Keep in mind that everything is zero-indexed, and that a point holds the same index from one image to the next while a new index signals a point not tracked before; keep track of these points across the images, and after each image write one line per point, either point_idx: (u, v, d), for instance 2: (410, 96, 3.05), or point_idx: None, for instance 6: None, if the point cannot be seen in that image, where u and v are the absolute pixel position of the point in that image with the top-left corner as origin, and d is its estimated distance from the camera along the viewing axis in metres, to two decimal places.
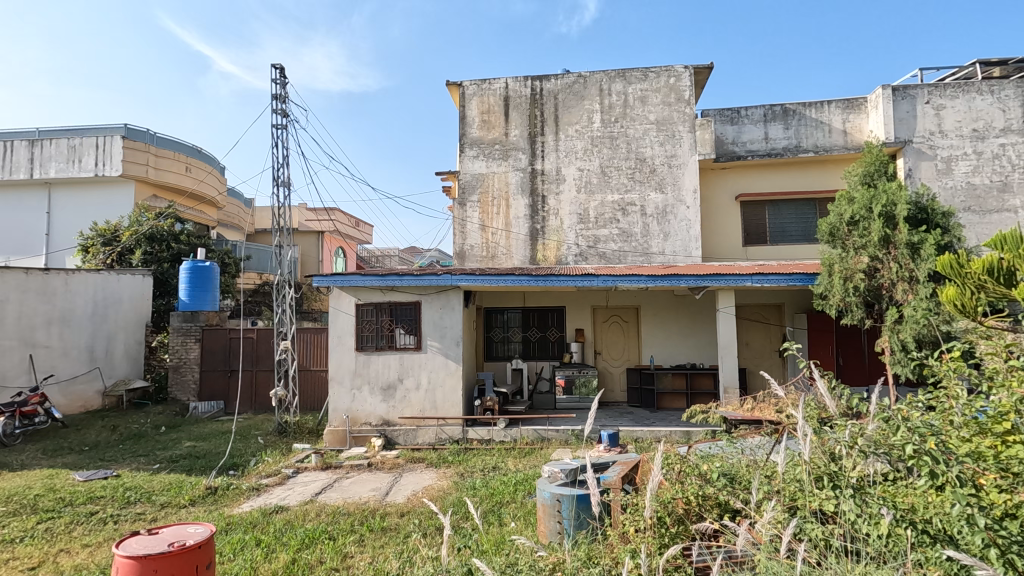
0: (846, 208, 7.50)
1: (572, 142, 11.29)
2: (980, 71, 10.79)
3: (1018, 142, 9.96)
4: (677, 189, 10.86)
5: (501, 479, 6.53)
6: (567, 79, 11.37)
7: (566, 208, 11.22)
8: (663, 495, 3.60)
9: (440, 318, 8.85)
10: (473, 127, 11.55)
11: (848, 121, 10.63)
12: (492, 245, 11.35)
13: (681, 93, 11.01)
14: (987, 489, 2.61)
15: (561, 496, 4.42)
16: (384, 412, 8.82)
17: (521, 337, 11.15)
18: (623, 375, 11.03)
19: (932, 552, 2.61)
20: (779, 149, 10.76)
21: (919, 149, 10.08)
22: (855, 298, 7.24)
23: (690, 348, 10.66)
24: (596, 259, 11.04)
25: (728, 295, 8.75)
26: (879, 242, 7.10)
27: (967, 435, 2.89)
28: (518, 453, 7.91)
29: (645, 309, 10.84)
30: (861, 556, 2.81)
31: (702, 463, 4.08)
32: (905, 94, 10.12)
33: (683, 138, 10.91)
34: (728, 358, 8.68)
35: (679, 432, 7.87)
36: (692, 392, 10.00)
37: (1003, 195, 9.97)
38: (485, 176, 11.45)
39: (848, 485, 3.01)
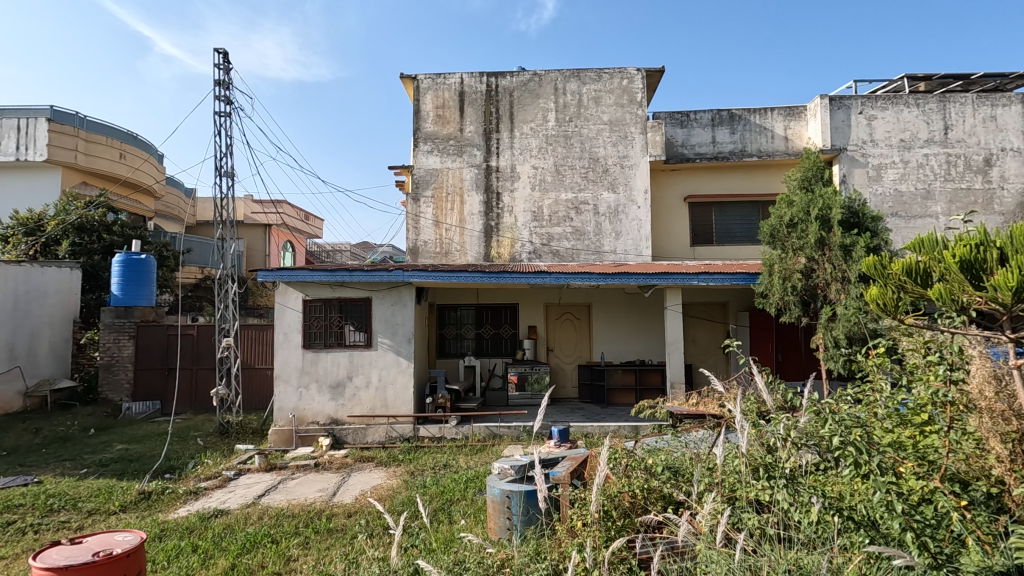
0: (785, 211, 7.87)
1: (526, 140, 11.32)
2: (907, 85, 11.50)
3: (939, 153, 10.69)
4: (629, 189, 11.08)
5: (452, 477, 6.50)
6: (522, 77, 11.38)
7: (520, 206, 11.25)
8: (610, 489, 3.68)
9: (391, 314, 8.70)
10: (427, 122, 11.41)
11: (789, 128, 11.13)
12: (446, 241, 11.28)
13: (633, 95, 11.22)
14: (907, 476, 2.76)
15: (511, 492, 4.43)
16: (332, 411, 8.62)
17: (474, 334, 11.15)
18: (574, 371, 11.18)
19: (857, 538, 2.77)
20: (725, 152, 11.16)
21: (853, 157, 10.67)
22: (792, 297, 7.62)
23: (639, 345, 10.92)
24: (549, 257, 11.13)
25: (675, 293, 9.02)
26: (815, 244, 7.48)
27: (889, 426, 3.06)
28: (470, 451, 7.87)
29: (596, 307, 11.01)
30: (793, 543, 2.97)
31: (647, 458, 4.20)
32: (841, 104, 10.69)
33: (634, 140, 11.13)
34: (675, 355, 8.94)
35: (627, 427, 8.04)
36: (641, 388, 10.19)
37: (926, 202, 10.68)
38: (439, 172, 11.35)
39: (782, 475, 3.15)
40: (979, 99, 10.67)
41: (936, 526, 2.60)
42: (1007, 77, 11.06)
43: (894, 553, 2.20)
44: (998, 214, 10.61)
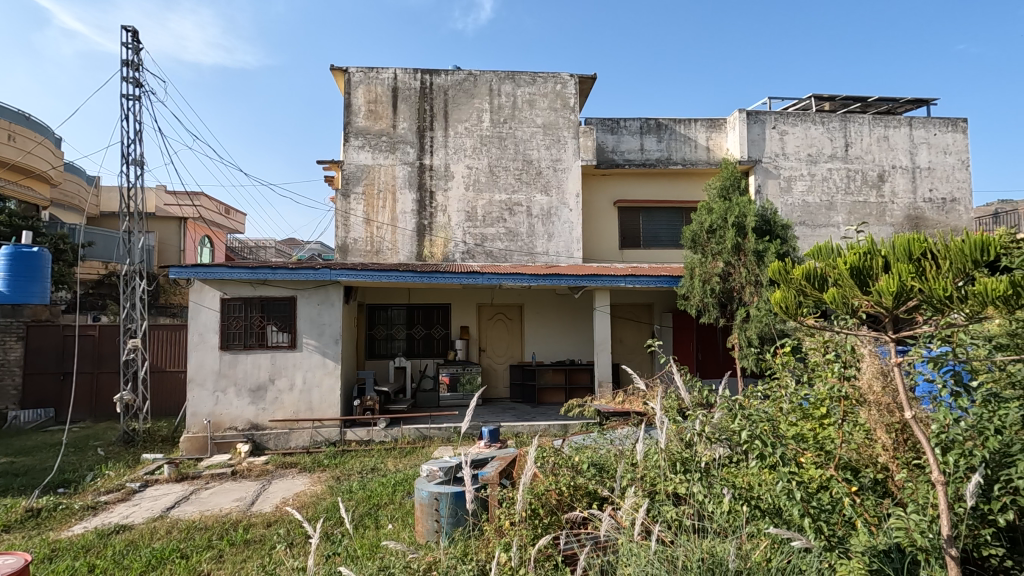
0: (706, 217, 8.29)
1: (461, 140, 11.27)
2: (814, 104, 12.45)
3: (841, 168, 11.65)
4: (561, 192, 11.28)
5: (380, 480, 6.35)
6: (457, 76, 11.32)
7: (454, 206, 11.18)
8: (537, 487, 3.73)
9: (317, 314, 8.38)
10: (359, 116, 11.11)
11: (710, 139, 11.75)
12: (377, 239, 11.02)
13: (566, 100, 11.44)
14: (807, 466, 2.97)
15: (439, 494, 4.39)
16: (252, 415, 8.19)
17: (405, 334, 10.98)
18: (506, 371, 11.25)
19: (762, 525, 2.96)
20: (652, 160, 11.63)
21: (767, 168, 11.42)
22: (711, 299, 8.06)
23: (569, 345, 11.15)
24: (482, 258, 11.14)
25: (604, 294, 9.28)
26: (731, 249, 7.93)
27: (793, 419, 3.30)
28: (399, 453, 7.73)
29: (528, 308, 11.13)
30: (707, 532, 3.13)
31: (574, 455, 4.31)
32: (757, 119, 11.41)
33: (567, 144, 11.35)
34: (603, 354, 9.20)
35: (556, 426, 8.18)
36: (570, 387, 10.41)
37: (829, 213, 11.60)
38: (371, 168, 11.07)
39: (698, 469, 3.33)
40: (875, 120, 11.73)
41: (831, 510, 2.82)
42: (897, 102, 12.22)
43: (792, 536, 2.38)
44: (889, 225, 11.71)
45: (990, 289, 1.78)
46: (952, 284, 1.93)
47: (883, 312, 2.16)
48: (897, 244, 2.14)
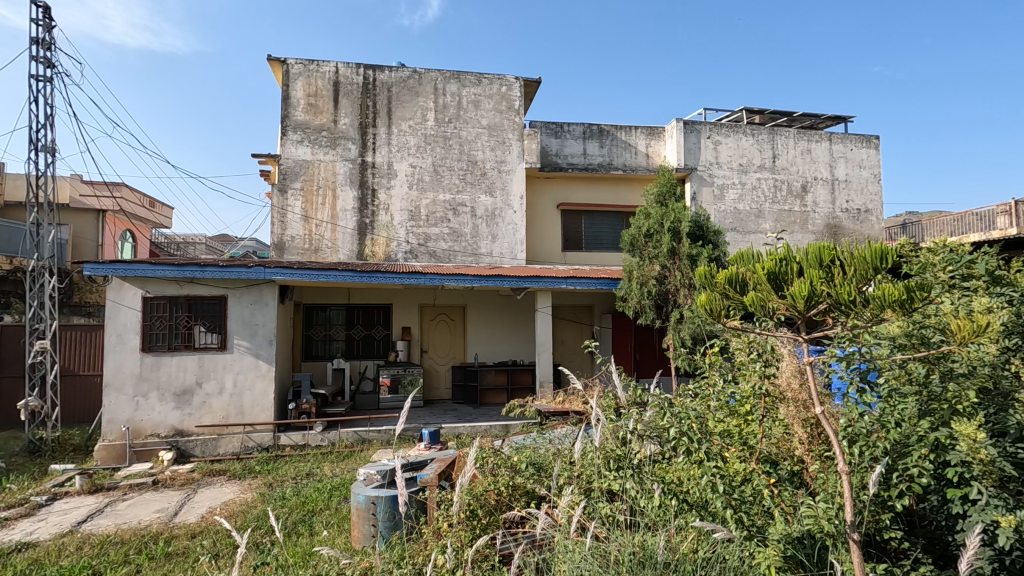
0: (644, 222, 8.56)
1: (404, 138, 11.10)
2: (745, 117, 13.12)
3: (768, 177, 12.33)
4: (505, 193, 11.34)
5: (315, 486, 6.15)
6: (401, 73, 11.14)
7: (397, 204, 11.00)
8: (476, 488, 3.73)
9: (250, 314, 8.02)
10: (297, 109, 10.74)
11: (649, 146, 12.16)
12: (315, 237, 10.70)
13: (511, 102, 11.51)
14: (732, 461, 3.14)
15: (376, 498, 4.30)
16: (176, 421, 7.74)
17: (344, 335, 10.71)
18: (448, 373, 11.18)
19: (689, 518, 3.09)
20: (594, 164, 11.92)
21: (702, 176, 11.94)
22: (648, 301, 8.34)
23: (511, 345, 11.21)
24: (426, 258, 11.03)
25: (546, 296, 9.40)
26: (667, 253, 8.23)
27: (720, 416, 3.48)
28: (336, 457, 7.52)
29: (471, 308, 11.11)
30: (639, 526, 3.24)
31: (513, 455, 4.34)
32: (693, 129, 11.91)
33: (512, 146, 11.42)
34: (544, 355, 9.32)
35: (498, 427, 8.20)
36: (512, 387, 10.47)
37: (758, 220, 12.25)
38: (310, 164, 10.73)
39: (631, 466, 3.45)
40: (799, 134, 12.51)
41: (752, 502, 2.99)
42: (819, 118, 13.08)
43: (712, 526, 2.51)
44: (811, 233, 12.50)
45: (887, 294, 1.97)
46: (856, 290, 2.09)
47: (797, 316, 2.30)
48: (810, 252, 2.26)
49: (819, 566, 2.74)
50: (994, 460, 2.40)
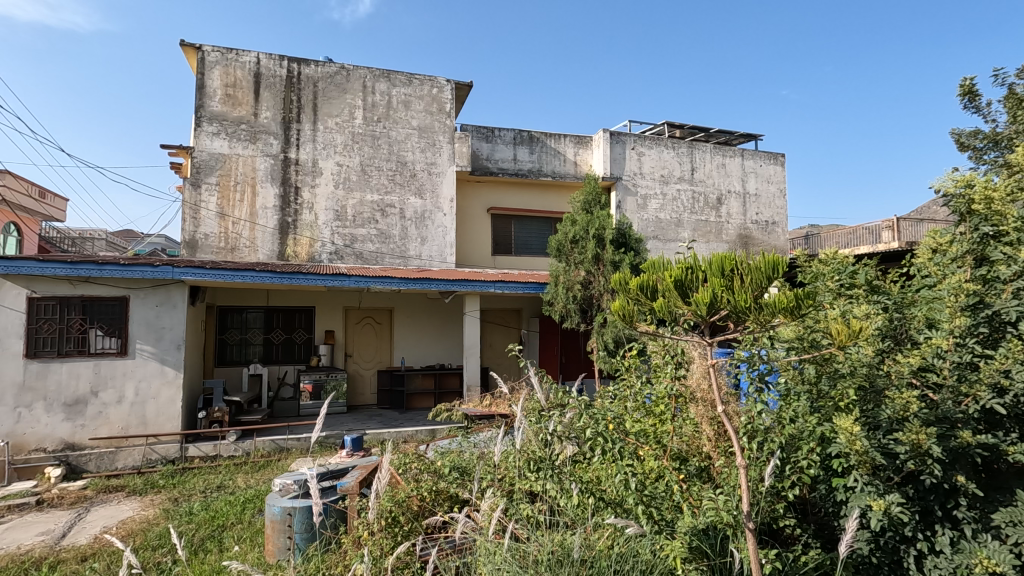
0: (570, 228, 8.78)
1: (331, 135, 10.75)
2: (667, 131, 13.79)
3: (687, 189, 13.03)
4: (435, 195, 11.25)
5: (226, 499, 5.81)
6: (328, 68, 10.80)
7: (321, 203, 10.62)
8: (398, 495, 3.68)
9: (155, 317, 7.46)
10: (214, 100, 10.13)
11: (577, 155, 12.50)
12: (232, 235, 10.13)
13: (442, 105, 11.45)
14: (646, 459, 3.29)
15: (293, 509, 4.13)
16: (67, 434, 7.05)
17: (262, 339, 10.21)
18: (374, 377, 10.93)
19: (605, 515, 3.21)
20: (524, 170, 12.10)
21: (626, 186, 12.42)
22: (573, 305, 8.56)
23: (439, 349, 11.13)
24: (352, 259, 10.72)
25: (474, 300, 9.41)
26: (592, 259, 8.50)
27: (637, 416, 3.65)
28: (250, 468, 7.12)
29: (399, 311, 10.91)
30: (558, 525, 3.33)
31: (436, 460, 4.31)
32: (618, 139, 12.37)
33: (442, 148, 11.36)
34: (471, 358, 9.32)
35: (424, 431, 8.10)
36: (439, 392, 10.38)
37: (677, 229, 12.91)
38: (227, 158, 10.16)
39: (551, 467, 3.54)
40: (715, 149, 13.31)
41: (663, 498, 3.15)
42: (733, 135, 13.99)
43: (623, 520, 2.64)
44: (725, 242, 13.32)
45: (779, 301, 2.14)
46: (753, 297, 2.25)
47: (701, 321, 2.45)
48: (712, 262, 2.41)
49: (720, 555, 2.92)
50: (867, 451, 2.64)
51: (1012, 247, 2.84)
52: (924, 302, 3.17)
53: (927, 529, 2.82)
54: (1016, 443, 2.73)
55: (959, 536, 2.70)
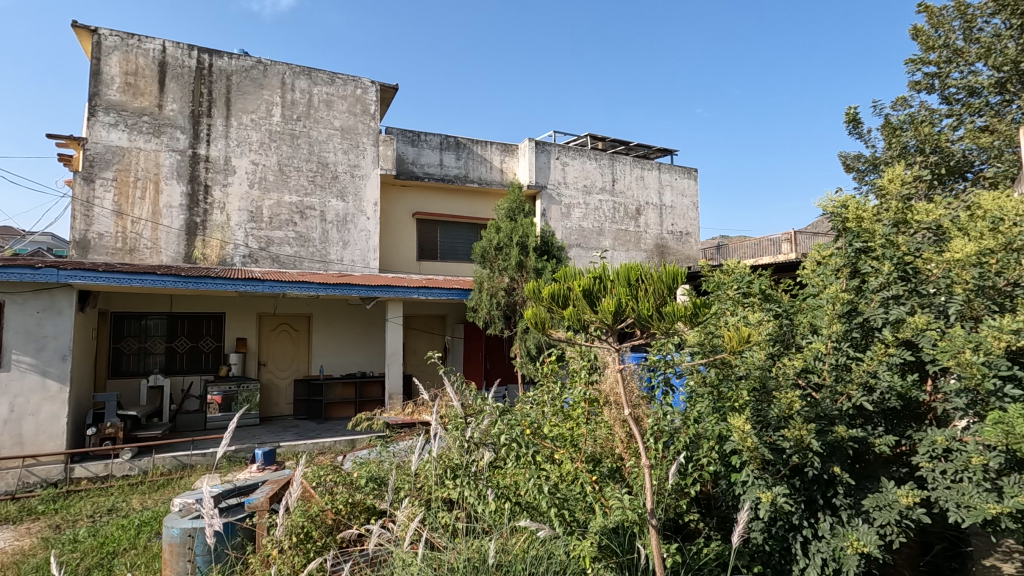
0: (494, 235, 8.85)
1: (245, 132, 10.20)
2: (590, 142, 14.27)
3: (608, 199, 13.54)
4: (358, 199, 10.97)
5: (118, 523, 5.32)
6: (243, 61, 10.26)
7: (234, 204, 10.05)
8: (311, 510, 3.54)
9: (37, 325, 6.74)
10: (112, 88, 9.33)
11: (504, 162, 12.64)
12: (131, 235, 9.34)
13: (367, 106, 11.20)
14: (561, 462, 3.39)
15: (194, 530, 3.86)
16: None
17: (164, 348, 9.49)
18: (290, 387, 10.45)
19: (520, 518, 3.26)
20: (451, 175, 12.05)
21: (551, 195, 12.71)
22: (497, 311, 8.62)
23: (361, 357, 10.82)
24: (267, 263, 10.21)
25: (397, 305, 9.24)
26: (516, 266, 8.61)
27: (553, 419, 3.77)
28: (147, 487, 6.56)
29: (317, 318, 10.51)
30: (475, 531, 3.35)
31: (353, 471, 4.20)
32: (543, 149, 12.64)
33: (366, 151, 11.09)
34: (393, 365, 9.16)
35: (343, 442, 7.83)
36: (360, 400, 10.10)
37: (599, 238, 13.35)
38: (126, 151, 9.38)
39: (467, 473, 3.56)
40: (634, 162, 13.93)
41: (575, 499, 3.24)
42: (650, 149, 14.71)
43: (533, 524, 2.77)
44: (643, 251, 13.94)
45: (678, 309, 2.28)
46: (654, 306, 2.38)
47: (608, 328, 2.55)
48: (619, 271, 2.53)
49: (627, 552, 3.05)
50: (757, 447, 2.86)
51: (879, 262, 3.20)
52: (809, 309, 3.46)
53: (811, 517, 3.08)
54: (882, 435, 3.05)
55: (837, 521, 2.98)
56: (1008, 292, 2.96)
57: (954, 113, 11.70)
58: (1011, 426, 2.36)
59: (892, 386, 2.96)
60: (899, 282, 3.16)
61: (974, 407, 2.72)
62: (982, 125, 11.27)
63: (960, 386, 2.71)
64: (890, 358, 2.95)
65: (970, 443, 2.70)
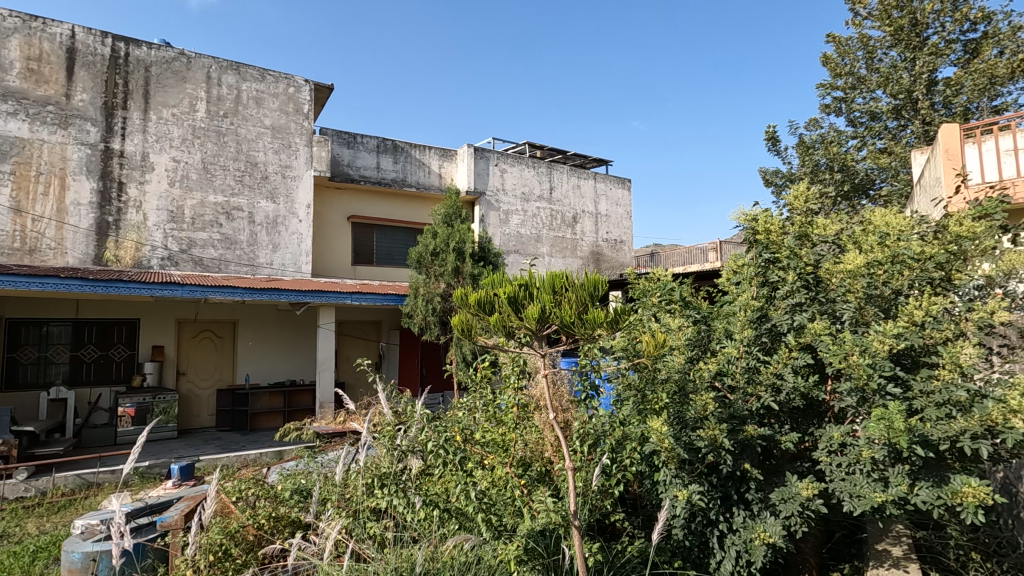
0: (430, 240, 8.79)
1: (165, 127, 9.62)
2: (528, 150, 14.47)
3: (546, 207, 13.76)
4: (289, 200, 10.59)
5: (10, 550, 4.84)
6: (165, 52, 9.68)
7: (152, 202, 9.44)
8: (230, 526, 3.38)
9: None
10: (10, 73, 8.55)
11: (442, 167, 12.59)
12: (31, 234, 8.58)
13: (299, 105, 10.84)
14: (491, 467, 3.41)
15: (98, 554, 3.58)
16: None
17: (68, 357, 8.75)
18: (212, 397, 9.91)
19: (449, 524, 3.25)
20: (388, 179, 11.88)
21: (489, 201, 12.78)
22: (433, 317, 8.57)
23: (290, 364, 10.42)
24: (188, 265, 9.65)
25: (328, 311, 8.98)
26: (452, 272, 8.59)
27: (486, 424, 3.81)
28: (45, 509, 6.00)
29: (243, 324, 10.05)
30: (403, 540, 3.31)
31: (278, 484, 4.05)
32: (482, 155, 12.69)
33: (298, 151, 10.73)
34: (324, 373, 8.88)
35: (270, 453, 7.51)
36: (289, 410, 9.70)
37: (536, 244, 13.54)
38: (27, 143, 8.62)
39: (394, 482, 3.52)
40: (571, 171, 14.26)
41: (504, 504, 3.26)
42: (587, 159, 15.11)
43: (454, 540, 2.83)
44: (579, 258, 14.26)
45: (600, 316, 2.36)
46: (576, 312, 2.45)
47: (533, 334, 2.60)
48: (546, 279, 2.60)
49: (553, 553, 3.13)
50: (674, 447, 3.01)
51: (785, 272, 3.47)
52: (724, 316, 3.69)
53: (726, 511, 3.27)
54: (787, 433, 3.29)
55: (749, 515, 3.18)
56: (894, 299, 3.28)
57: (858, 135, 12.80)
58: (891, 420, 2.62)
59: (796, 386, 3.21)
60: (801, 291, 3.45)
61: (863, 405, 2.99)
62: (882, 147, 12.40)
63: (851, 387, 2.98)
64: (793, 362, 3.20)
65: (861, 438, 2.96)
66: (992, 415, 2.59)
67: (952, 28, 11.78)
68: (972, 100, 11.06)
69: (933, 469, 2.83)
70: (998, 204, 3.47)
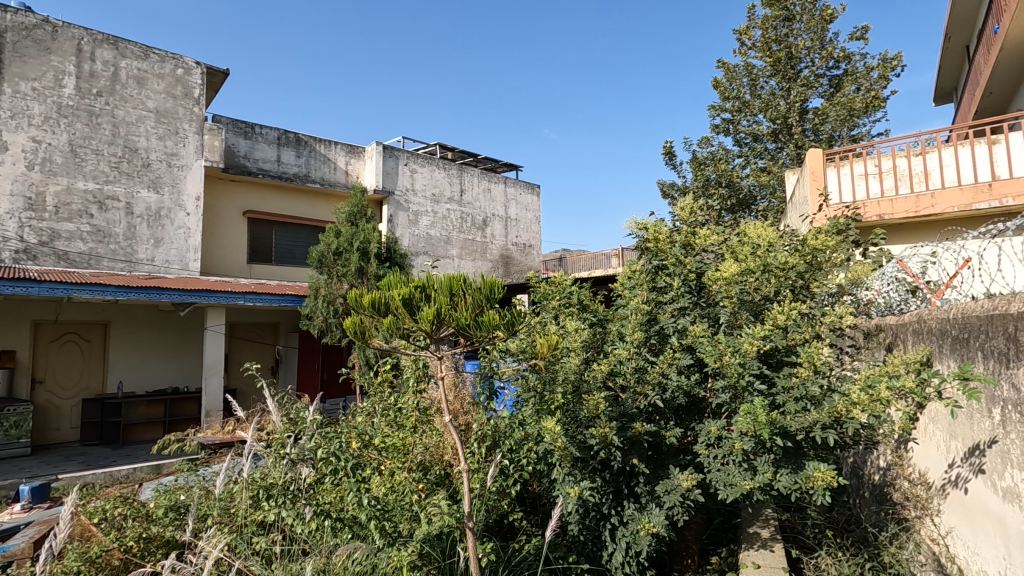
0: (333, 240, 8.46)
1: (23, 103, 8.49)
2: (438, 151, 14.34)
3: (456, 209, 13.72)
4: (175, 191, 9.70)
5: None
6: (25, 18, 8.53)
7: (4, 187, 8.27)
8: (90, 551, 3.04)
9: None
10: None
11: (349, 164, 12.14)
12: None
13: (189, 89, 9.99)
14: (385, 474, 3.33)
15: None
16: None
17: None
18: (76, 408, 8.85)
19: (341, 533, 3.13)
20: (289, 174, 11.24)
21: (398, 201, 12.52)
22: (335, 319, 8.26)
23: (172, 370, 9.56)
24: (50, 260, 8.56)
25: (218, 312, 8.33)
26: (355, 272, 8.34)
27: (385, 428, 3.74)
28: None
29: (116, 326, 9.08)
30: (291, 554, 3.15)
31: (152, 501, 3.72)
32: (391, 154, 12.40)
33: (188, 139, 9.87)
34: (212, 379, 8.23)
35: (146, 467, 6.84)
36: (169, 420, 8.89)
37: (446, 246, 13.44)
38: None
39: (282, 493, 3.33)
40: (481, 175, 14.33)
41: (398, 511, 3.18)
42: (497, 163, 15.25)
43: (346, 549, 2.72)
44: (488, 261, 14.36)
45: (495, 318, 2.39)
46: (472, 315, 2.47)
47: (428, 336, 2.57)
48: (444, 281, 2.60)
49: (449, 557, 3.11)
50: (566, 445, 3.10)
51: (670, 278, 3.73)
52: (617, 318, 3.87)
53: (617, 505, 3.43)
54: (670, 428, 3.52)
55: (637, 506, 3.36)
56: (763, 304, 3.61)
57: (743, 155, 14.00)
58: (756, 414, 2.89)
59: (679, 384, 3.43)
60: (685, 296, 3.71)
61: (734, 401, 3.28)
62: (762, 166, 13.64)
63: (724, 385, 3.25)
64: (676, 362, 3.42)
65: (733, 431, 3.22)
66: (838, 408, 2.94)
67: (820, 64, 13.26)
68: (835, 129, 12.51)
69: (792, 457, 3.16)
70: (850, 222, 3.94)
